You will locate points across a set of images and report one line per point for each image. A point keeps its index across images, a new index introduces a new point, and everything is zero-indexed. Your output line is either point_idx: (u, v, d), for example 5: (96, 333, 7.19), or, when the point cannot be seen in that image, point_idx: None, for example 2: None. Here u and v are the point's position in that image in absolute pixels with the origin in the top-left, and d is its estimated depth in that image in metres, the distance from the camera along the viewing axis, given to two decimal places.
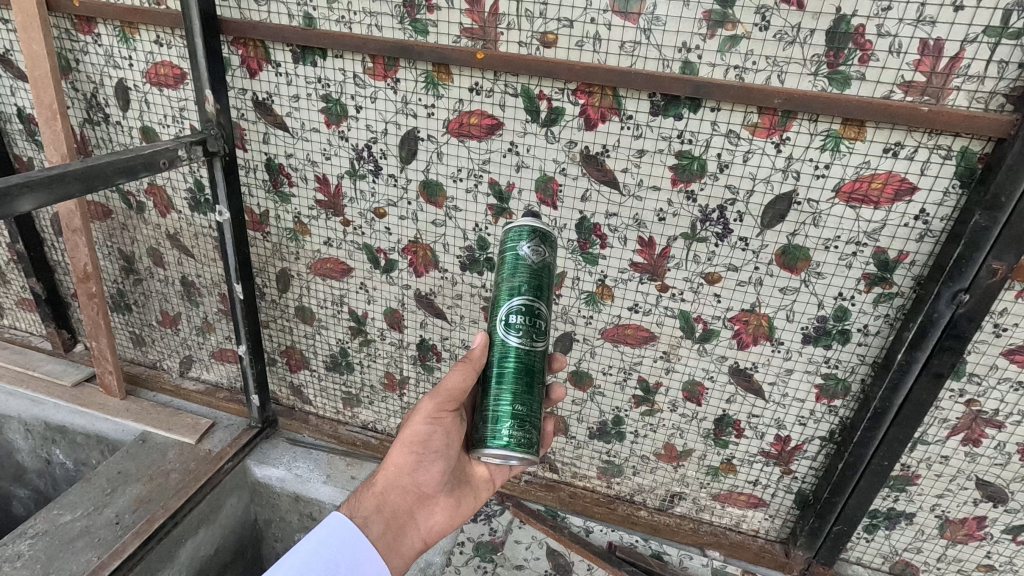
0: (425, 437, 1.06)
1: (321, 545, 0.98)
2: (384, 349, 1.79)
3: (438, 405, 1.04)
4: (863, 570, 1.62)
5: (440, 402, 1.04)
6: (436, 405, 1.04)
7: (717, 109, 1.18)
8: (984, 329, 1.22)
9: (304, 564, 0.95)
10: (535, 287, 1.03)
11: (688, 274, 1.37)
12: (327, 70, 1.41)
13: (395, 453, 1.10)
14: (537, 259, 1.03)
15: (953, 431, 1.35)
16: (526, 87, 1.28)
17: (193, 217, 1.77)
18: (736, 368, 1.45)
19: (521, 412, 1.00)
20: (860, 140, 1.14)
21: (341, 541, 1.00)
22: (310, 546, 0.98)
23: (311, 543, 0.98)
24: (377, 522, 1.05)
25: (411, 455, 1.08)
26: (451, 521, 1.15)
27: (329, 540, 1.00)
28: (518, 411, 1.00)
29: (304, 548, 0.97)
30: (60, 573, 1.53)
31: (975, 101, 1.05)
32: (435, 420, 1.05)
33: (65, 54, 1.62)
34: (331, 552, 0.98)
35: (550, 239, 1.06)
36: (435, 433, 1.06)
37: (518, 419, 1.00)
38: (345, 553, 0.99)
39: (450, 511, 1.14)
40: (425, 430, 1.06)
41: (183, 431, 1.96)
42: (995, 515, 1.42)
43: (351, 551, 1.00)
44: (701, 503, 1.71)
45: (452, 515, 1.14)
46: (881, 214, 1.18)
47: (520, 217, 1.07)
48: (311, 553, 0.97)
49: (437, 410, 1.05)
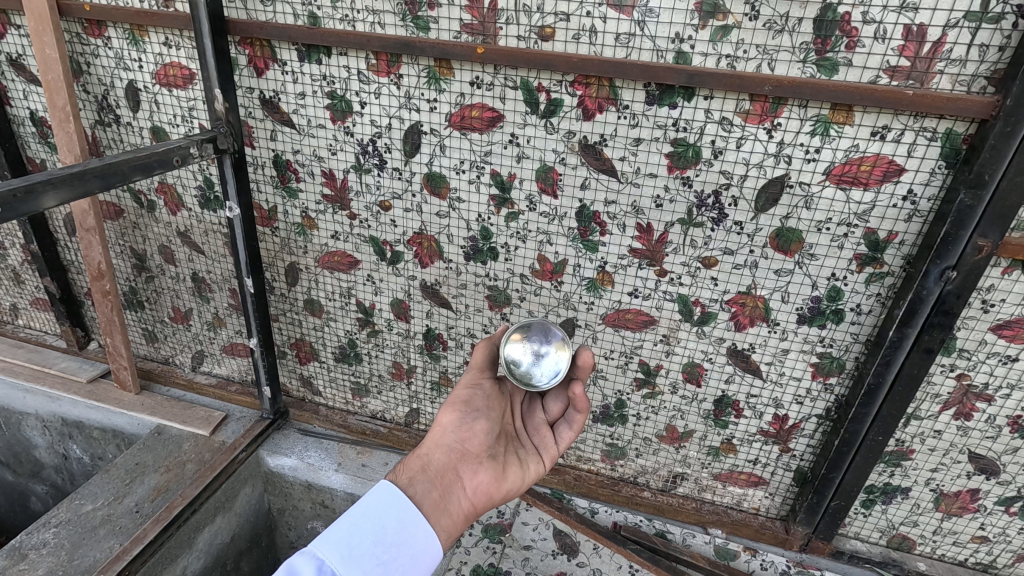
0: (467, 398, 1.15)
1: (368, 509, 0.91)
2: (391, 339, 1.84)
3: (476, 373, 1.20)
4: (861, 545, 1.66)
5: (478, 370, 1.20)
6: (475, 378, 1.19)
7: (710, 97, 1.23)
8: (973, 305, 1.26)
9: (351, 527, 0.88)
10: None
11: (686, 258, 1.41)
12: (332, 68, 1.45)
13: (439, 418, 1.12)
14: None
15: (945, 406, 1.39)
16: (526, 80, 1.32)
17: (203, 214, 1.82)
18: (734, 349, 1.50)
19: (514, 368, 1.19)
20: (848, 125, 1.18)
21: (390, 505, 0.92)
22: (358, 509, 0.91)
23: (358, 507, 0.91)
24: (423, 482, 0.99)
25: (454, 413, 1.12)
26: (498, 492, 1.08)
27: (377, 503, 0.92)
28: None
29: (351, 511, 0.90)
30: (84, 559, 1.58)
31: (958, 84, 1.09)
32: (474, 385, 1.18)
33: (76, 57, 1.67)
34: (378, 515, 0.91)
35: None
36: (476, 392, 1.16)
37: None
38: (394, 518, 0.91)
39: (497, 478, 1.08)
40: (465, 392, 1.16)
41: (198, 424, 2.01)
42: (988, 487, 1.46)
43: (401, 516, 0.92)
44: (703, 483, 1.75)
45: (500, 483, 1.08)
46: (870, 195, 1.22)
47: None
48: (358, 516, 0.90)
49: (474, 377, 1.19)
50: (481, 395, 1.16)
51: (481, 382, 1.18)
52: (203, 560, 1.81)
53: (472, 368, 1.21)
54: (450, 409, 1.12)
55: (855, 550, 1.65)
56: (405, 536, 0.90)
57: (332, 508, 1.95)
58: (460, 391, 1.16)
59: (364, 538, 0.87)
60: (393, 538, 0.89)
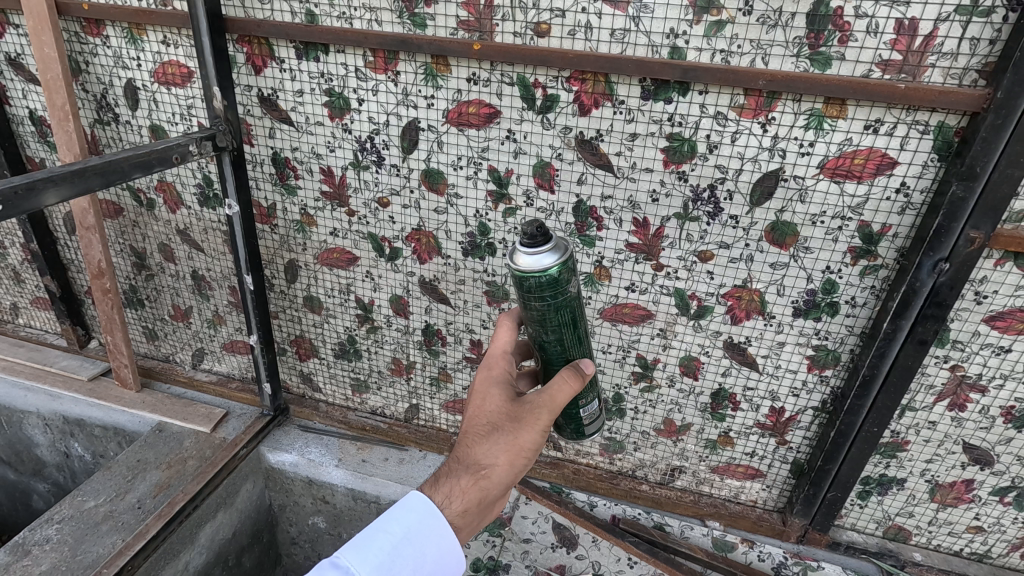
0: (539, 444, 1.02)
1: (410, 533, 0.92)
2: (391, 335, 1.85)
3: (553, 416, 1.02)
4: (857, 536, 1.68)
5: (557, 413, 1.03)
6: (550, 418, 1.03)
7: (705, 91, 1.24)
8: (965, 297, 1.27)
9: (392, 550, 0.90)
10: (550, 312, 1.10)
11: (682, 252, 1.43)
12: (330, 65, 1.46)
13: (508, 453, 1.00)
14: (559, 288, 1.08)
15: (939, 397, 1.40)
16: (522, 76, 1.33)
17: (202, 212, 1.83)
18: (730, 342, 1.51)
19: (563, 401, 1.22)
20: (841, 118, 1.19)
21: (430, 530, 0.94)
22: (400, 531, 0.92)
23: (399, 526, 0.93)
24: (473, 515, 0.99)
25: (525, 458, 1.02)
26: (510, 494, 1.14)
27: (418, 526, 0.94)
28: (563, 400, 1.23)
29: (393, 531, 0.92)
30: (87, 554, 1.60)
31: (949, 78, 1.10)
32: (549, 431, 1.03)
33: (75, 57, 1.68)
34: (418, 540, 0.92)
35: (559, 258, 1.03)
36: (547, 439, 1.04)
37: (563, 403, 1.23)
38: (432, 544, 0.93)
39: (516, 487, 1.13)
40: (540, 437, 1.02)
41: (199, 421, 2.02)
42: (982, 478, 1.47)
43: (440, 542, 0.94)
44: (701, 476, 1.77)
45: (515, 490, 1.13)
46: (864, 188, 1.24)
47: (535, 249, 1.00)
48: (399, 537, 0.91)
49: (553, 422, 1.02)
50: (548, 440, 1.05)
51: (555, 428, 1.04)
52: (205, 556, 1.82)
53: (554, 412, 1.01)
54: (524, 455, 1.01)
55: (851, 541, 1.67)
56: (440, 563, 0.93)
57: (333, 503, 1.97)
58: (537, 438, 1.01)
59: (404, 562, 0.89)
60: (430, 566, 0.92)
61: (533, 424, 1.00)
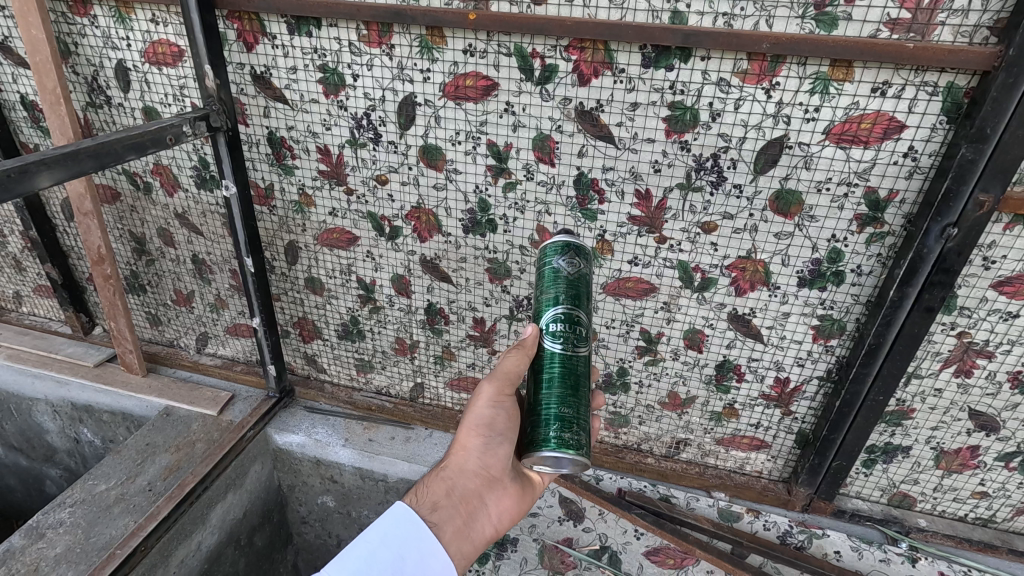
0: (489, 420, 1.08)
1: (387, 535, 0.94)
2: (393, 315, 1.85)
3: (499, 387, 1.09)
4: (862, 504, 1.69)
5: (500, 384, 1.09)
6: (498, 391, 1.09)
7: (707, 57, 1.21)
8: (974, 263, 1.25)
9: (369, 556, 0.91)
10: (572, 297, 1.10)
11: (686, 224, 1.41)
12: (323, 40, 1.43)
13: (460, 438, 1.09)
14: (571, 271, 1.13)
15: (946, 364, 1.39)
16: (519, 45, 1.30)
17: (200, 194, 1.81)
18: (735, 314, 1.50)
19: (565, 414, 1.02)
20: (848, 81, 1.16)
21: (408, 533, 0.96)
22: (376, 538, 0.94)
23: (376, 533, 0.94)
24: (447, 509, 1.02)
25: (478, 437, 1.07)
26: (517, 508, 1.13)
27: (395, 530, 0.96)
28: (564, 414, 1.02)
29: (370, 538, 0.93)
30: (100, 537, 1.61)
31: (959, 35, 1.07)
32: (496, 404, 1.09)
33: (63, 38, 1.65)
34: (397, 544, 0.94)
35: (582, 249, 1.17)
36: (498, 413, 1.09)
37: (563, 420, 1.02)
38: (412, 546, 0.95)
39: (516, 497, 1.12)
40: (488, 411, 1.08)
41: (205, 404, 2.03)
42: (987, 444, 1.48)
43: (418, 545, 0.96)
44: (706, 448, 1.78)
45: (518, 501, 1.12)
46: (871, 154, 1.21)
47: (555, 237, 1.18)
48: (377, 544, 0.93)
49: (498, 393, 1.09)
50: (504, 414, 1.09)
51: (504, 401, 1.09)
52: (216, 536, 1.85)
53: (496, 382, 1.09)
54: (474, 433, 1.07)
55: (857, 509, 1.67)
56: (424, 565, 0.94)
57: (341, 482, 2.00)
58: (483, 411, 1.08)
59: (384, 567, 0.90)
60: (412, 569, 0.93)
61: (477, 398, 1.09)
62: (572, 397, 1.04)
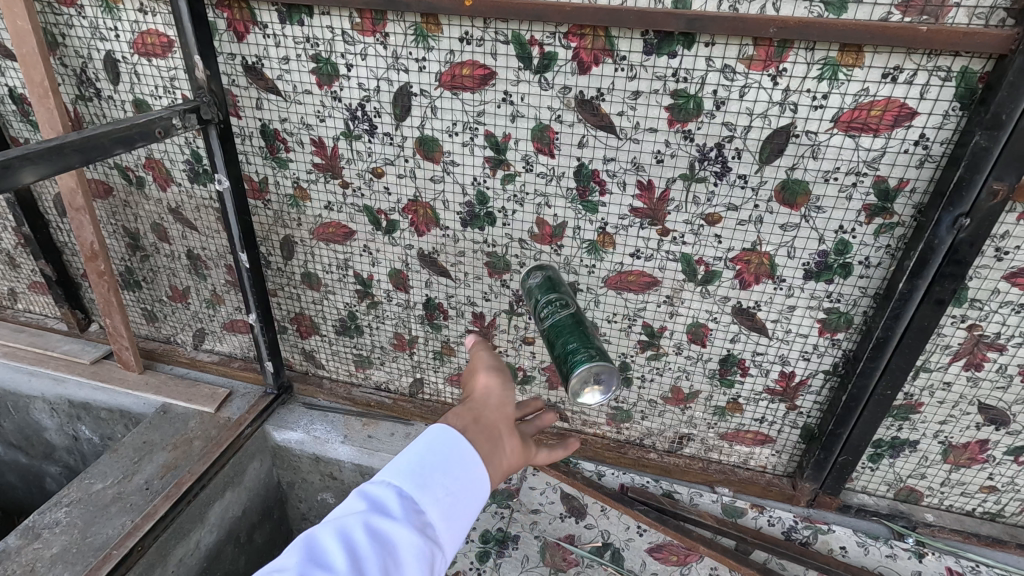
0: (499, 369, 0.93)
1: (433, 442, 0.73)
2: (391, 310, 1.82)
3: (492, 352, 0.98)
4: (868, 498, 1.67)
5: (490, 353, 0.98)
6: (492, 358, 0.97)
7: (711, 43, 1.17)
8: (986, 254, 1.22)
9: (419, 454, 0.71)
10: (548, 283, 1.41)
11: (689, 216, 1.37)
12: (315, 29, 1.39)
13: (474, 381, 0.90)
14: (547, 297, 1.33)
15: (955, 357, 1.36)
16: (517, 33, 1.26)
17: (193, 188, 1.78)
18: (739, 308, 1.47)
19: (577, 347, 1.15)
20: (858, 67, 1.12)
21: (455, 446, 0.73)
22: (423, 444, 0.72)
23: (420, 441, 0.73)
24: (476, 431, 0.79)
25: (495, 381, 0.90)
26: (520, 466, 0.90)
27: (443, 434, 0.74)
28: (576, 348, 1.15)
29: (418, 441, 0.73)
30: (97, 537, 1.59)
31: (974, 18, 1.04)
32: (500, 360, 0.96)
33: (50, 29, 1.61)
34: (444, 450, 0.72)
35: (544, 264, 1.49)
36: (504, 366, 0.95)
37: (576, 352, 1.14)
38: (461, 454, 0.73)
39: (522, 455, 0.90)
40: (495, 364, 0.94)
41: (203, 401, 2.01)
42: (997, 438, 1.45)
43: (466, 458, 0.73)
44: (709, 443, 1.75)
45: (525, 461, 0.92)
46: (881, 142, 1.17)
47: None
48: (422, 447, 0.72)
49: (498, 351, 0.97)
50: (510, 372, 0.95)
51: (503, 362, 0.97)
52: (215, 534, 1.83)
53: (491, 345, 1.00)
54: (491, 373, 0.90)
55: (862, 504, 1.65)
56: (473, 475, 0.73)
57: (341, 479, 1.98)
58: (494, 361, 0.94)
59: (435, 465, 0.70)
60: (461, 473, 0.71)
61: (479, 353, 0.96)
62: (580, 334, 1.20)
